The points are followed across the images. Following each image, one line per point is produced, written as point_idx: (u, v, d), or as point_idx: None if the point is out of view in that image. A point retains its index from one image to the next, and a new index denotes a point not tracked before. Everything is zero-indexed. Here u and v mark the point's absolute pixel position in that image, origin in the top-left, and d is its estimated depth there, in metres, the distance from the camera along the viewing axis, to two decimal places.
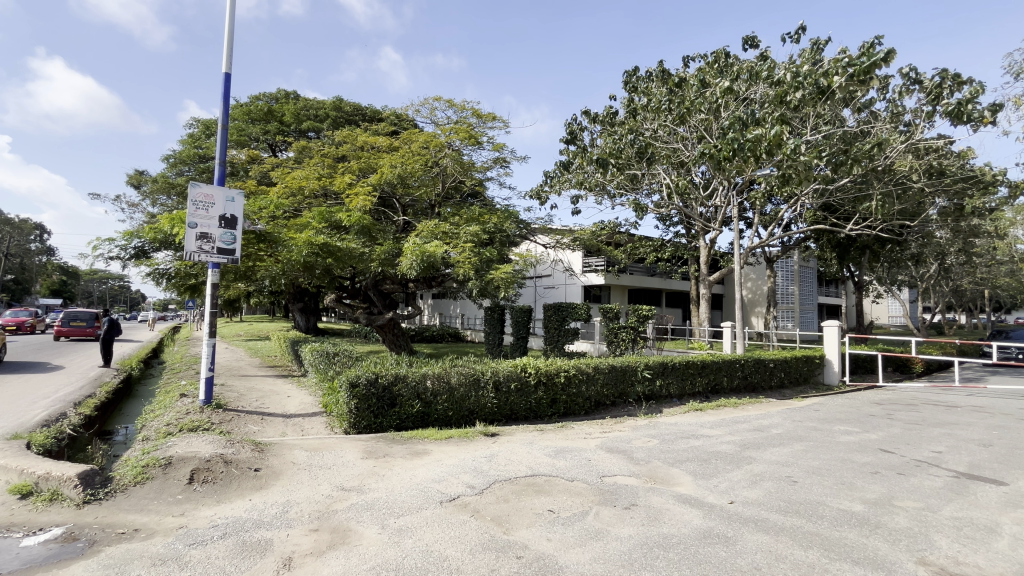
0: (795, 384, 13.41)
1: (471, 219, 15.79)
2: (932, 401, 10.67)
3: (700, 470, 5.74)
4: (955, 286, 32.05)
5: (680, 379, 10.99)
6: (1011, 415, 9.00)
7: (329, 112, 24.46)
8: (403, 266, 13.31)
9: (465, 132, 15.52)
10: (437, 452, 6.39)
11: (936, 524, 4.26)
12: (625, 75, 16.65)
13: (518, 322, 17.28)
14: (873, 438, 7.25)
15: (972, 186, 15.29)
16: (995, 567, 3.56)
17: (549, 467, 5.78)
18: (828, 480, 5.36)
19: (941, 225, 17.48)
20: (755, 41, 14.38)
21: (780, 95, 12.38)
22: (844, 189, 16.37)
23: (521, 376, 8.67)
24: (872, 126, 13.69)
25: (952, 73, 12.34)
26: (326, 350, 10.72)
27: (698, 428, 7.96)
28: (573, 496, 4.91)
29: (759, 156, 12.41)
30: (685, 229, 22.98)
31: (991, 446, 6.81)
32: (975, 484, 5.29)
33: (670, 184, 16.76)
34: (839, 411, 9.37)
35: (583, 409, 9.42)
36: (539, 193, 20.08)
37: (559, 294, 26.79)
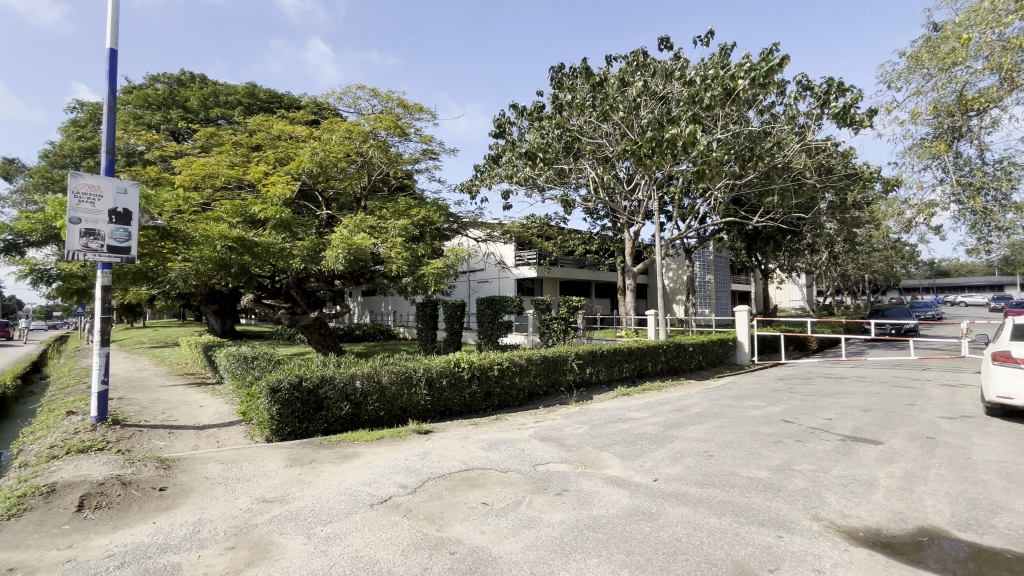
0: (711, 365, 14.47)
1: (398, 212, 15.37)
2: (825, 374, 11.98)
3: (627, 452, 6.02)
4: (842, 271, 36.17)
5: (608, 365, 11.46)
6: (887, 383, 10.31)
7: (241, 98, 22.72)
8: (329, 261, 12.69)
9: (391, 122, 15.01)
10: (368, 454, 6.18)
11: (827, 483, 4.78)
12: (551, 71, 16.98)
13: (451, 316, 17.13)
14: (777, 410, 8.01)
15: (854, 182, 17.25)
16: (874, 517, 4.06)
17: (484, 460, 5.81)
18: (738, 452, 5.84)
19: (830, 218, 19.31)
20: (670, 42, 15.20)
21: (692, 95, 13.23)
22: (750, 185, 17.84)
23: (455, 370, 8.62)
24: (773, 126, 14.91)
25: (836, 81, 13.78)
26: (244, 354, 10.01)
27: (625, 412, 8.37)
28: (507, 486, 4.96)
29: (676, 153, 13.20)
30: (611, 222, 23.97)
31: (870, 411, 7.77)
32: (858, 445, 6.02)
33: (596, 178, 17.29)
34: (749, 388, 10.24)
35: (516, 401, 9.55)
36: (469, 187, 20.02)
37: (493, 288, 26.97)
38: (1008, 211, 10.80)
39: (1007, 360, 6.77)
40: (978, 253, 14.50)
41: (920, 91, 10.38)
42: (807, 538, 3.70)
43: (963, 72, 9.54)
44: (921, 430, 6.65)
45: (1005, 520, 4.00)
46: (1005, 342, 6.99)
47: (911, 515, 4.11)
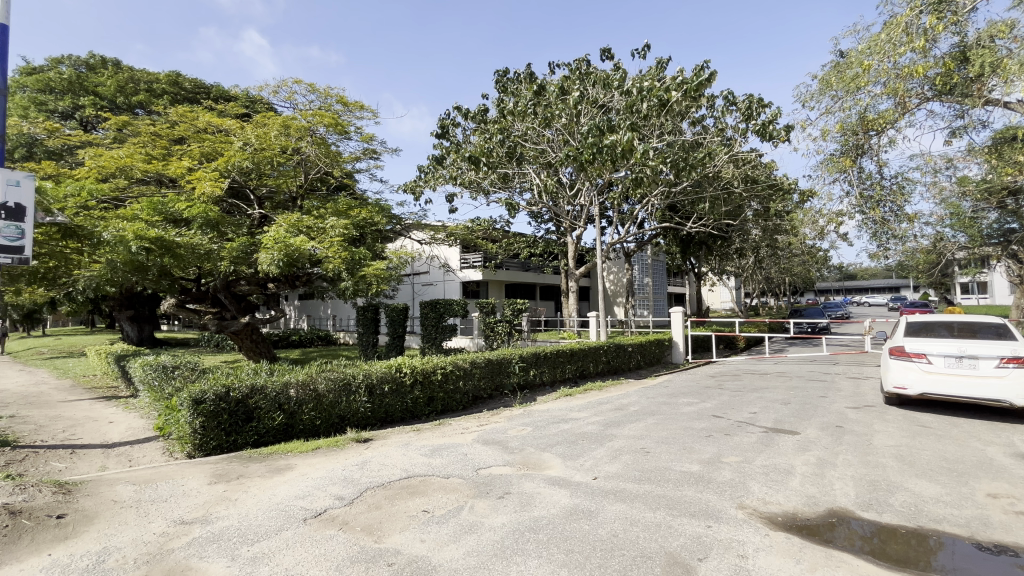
0: (649, 365, 15.09)
1: (336, 212, 14.81)
2: (750, 371, 12.84)
3: (568, 452, 6.12)
4: (766, 275, 38.96)
5: (551, 367, 11.65)
6: (804, 377, 11.21)
7: (162, 87, 21.05)
8: (261, 263, 11.99)
9: (330, 119, 14.43)
10: (302, 466, 5.88)
11: (752, 473, 5.11)
12: (495, 75, 17.09)
13: (393, 320, 16.72)
14: (708, 406, 8.47)
15: (775, 192, 18.64)
16: (791, 502, 4.38)
17: (425, 466, 5.69)
18: (672, 447, 6.11)
19: (755, 225, 20.75)
20: (610, 53, 15.73)
21: (630, 105, 13.79)
22: (684, 193, 18.81)
23: (396, 376, 8.41)
24: (704, 138, 15.82)
25: (758, 98, 14.87)
26: (162, 363, 9.22)
27: (568, 412, 8.53)
28: (448, 492, 4.89)
29: (615, 160, 13.68)
30: (555, 226, 24.42)
31: (789, 404, 8.40)
32: (779, 436, 6.49)
33: (540, 182, 17.55)
34: (683, 386, 10.77)
35: (460, 405, 9.47)
36: (413, 188, 19.69)
37: (438, 291, 26.72)
38: (902, 221, 12.09)
39: (902, 354, 7.57)
40: (879, 258, 16.13)
41: (829, 110, 11.41)
42: (732, 527, 3.92)
43: (865, 96, 10.59)
44: (832, 419, 7.27)
45: (900, 498, 4.45)
46: (900, 338, 7.81)
47: (823, 499, 4.47)
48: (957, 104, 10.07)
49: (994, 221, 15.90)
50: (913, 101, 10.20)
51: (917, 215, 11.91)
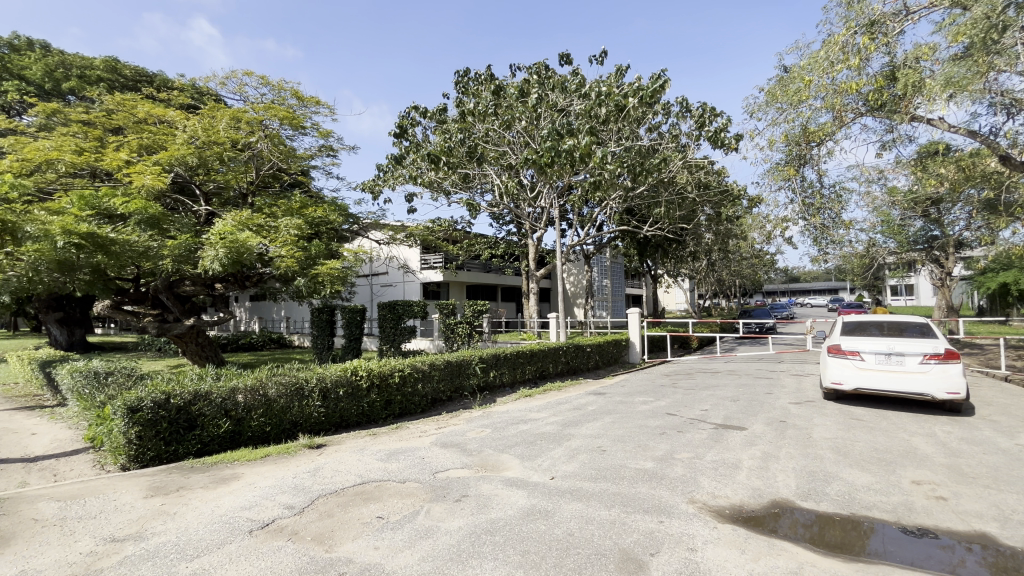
0: (607, 365, 15.39)
1: (289, 210, 14.28)
2: (703, 369, 13.33)
3: (526, 453, 6.14)
4: (718, 277, 40.63)
5: (511, 368, 11.68)
6: (752, 375, 11.74)
7: (98, 73, 19.66)
8: (207, 262, 11.40)
9: (284, 113, 13.89)
10: (249, 475, 5.61)
11: (702, 468, 5.29)
12: (456, 75, 17.00)
13: (350, 322, 16.27)
14: (662, 404, 8.72)
15: (726, 198, 19.47)
16: (737, 495, 4.57)
17: (381, 471, 5.56)
18: (628, 445, 6.25)
19: (708, 229, 21.58)
20: (569, 58, 15.96)
21: (588, 109, 14.05)
22: (641, 197, 19.35)
23: (352, 379, 8.17)
24: (660, 144, 16.33)
25: (710, 107, 15.48)
26: (94, 369, 8.58)
27: (527, 413, 8.56)
28: (404, 497, 4.79)
29: (574, 163, 13.89)
30: (516, 227, 24.52)
31: (738, 401, 8.77)
32: (728, 432, 6.76)
33: (501, 184, 17.59)
34: (639, 385, 11.05)
35: (418, 408, 9.32)
36: (371, 187, 19.28)
37: (397, 292, 26.29)
38: (840, 227, 12.90)
39: (839, 352, 8.07)
40: (819, 261, 17.14)
41: (775, 121, 12.03)
42: (683, 521, 4.04)
43: (806, 109, 11.23)
44: (776, 415, 7.65)
45: (836, 487, 4.73)
46: (837, 336, 8.32)
47: (767, 491, 4.68)
48: (887, 119, 10.85)
49: (919, 228, 17.24)
50: (849, 115, 10.90)
51: (852, 221, 12.73)
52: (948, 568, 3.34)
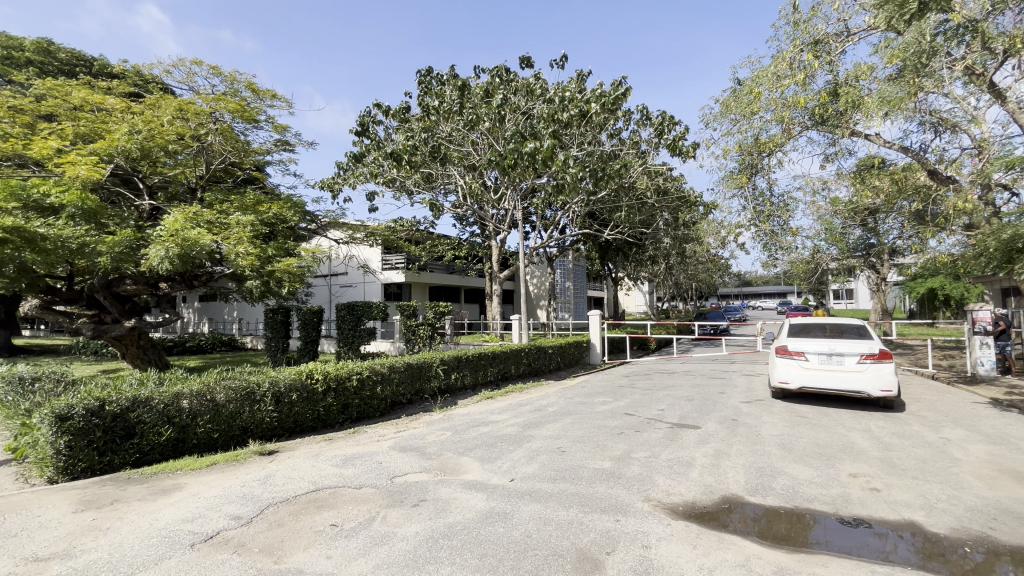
0: (568, 366, 15.57)
1: (242, 206, 13.68)
2: (660, 370, 13.70)
3: (486, 455, 6.12)
4: (676, 281, 41.92)
5: (473, 370, 11.62)
6: (706, 376, 12.16)
7: (28, 55, 18.23)
8: (151, 260, 10.77)
9: (238, 106, 13.32)
10: (193, 484, 5.31)
11: (658, 467, 5.42)
12: (419, 74, 16.81)
13: (307, 323, 15.75)
14: (621, 405, 8.89)
15: (684, 204, 20.11)
16: (690, 492, 4.71)
17: (336, 477, 5.39)
18: (587, 445, 6.33)
19: (666, 233, 22.23)
20: (531, 61, 16.07)
21: (552, 113, 14.20)
22: (602, 201, 19.74)
23: (307, 383, 7.90)
24: (621, 149, 16.70)
25: (669, 116, 15.97)
26: (18, 375, 7.91)
27: (488, 415, 8.54)
28: (360, 503, 4.66)
29: (537, 166, 14.00)
30: (479, 229, 24.46)
31: (692, 400, 9.07)
32: (682, 430, 6.97)
33: (464, 185, 17.51)
34: (599, 386, 11.23)
35: (377, 412, 9.12)
36: (330, 184, 18.75)
37: (357, 293, 25.67)
38: (787, 234, 13.58)
39: (785, 352, 8.49)
40: (769, 266, 17.98)
41: (729, 131, 12.54)
42: (638, 519, 4.12)
43: (758, 120, 11.77)
44: (728, 413, 7.95)
45: (781, 482, 4.95)
46: (784, 337, 8.75)
47: (718, 487, 4.85)
48: (830, 133, 11.52)
49: (858, 237, 18.41)
50: (796, 128, 11.51)
51: (799, 229, 13.43)
52: (881, 555, 3.55)
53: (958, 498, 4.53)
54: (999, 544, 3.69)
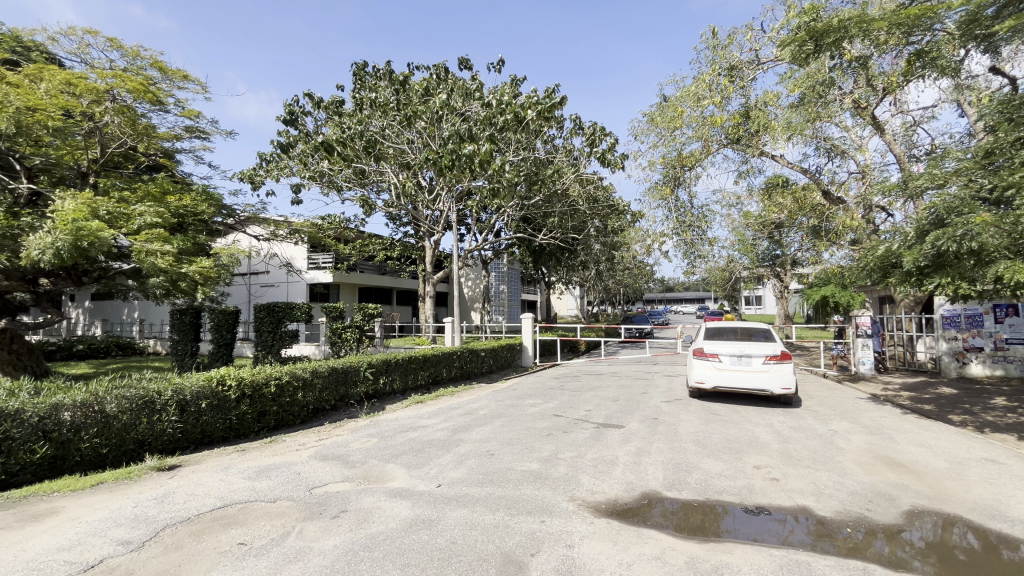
0: (500, 369, 15.63)
1: (146, 196, 12.39)
2: (588, 372, 14.12)
3: (413, 461, 5.96)
4: (605, 286, 43.57)
5: (402, 374, 11.32)
6: (631, 377, 12.71)
7: None
8: (29, 253, 9.43)
9: (141, 85, 12.05)
10: (74, 508, 4.69)
11: (583, 466, 5.57)
12: (353, 66, 16.20)
13: (219, 325, 14.54)
14: (550, 406, 9.05)
15: (613, 212, 20.95)
16: (613, 490, 4.88)
17: (247, 491, 5.00)
18: (515, 448, 6.36)
19: (596, 240, 23.03)
20: (470, 64, 16.06)
21: (489, 117, 14.22)
22: (536, 206, 20.08)
23: (218, 390, 7.27)
24: (555, 156, 17.09)
25: (600, 127, 16.60)
26: None
27: (417, 420, 8.34)
28: (273, 518, 4.35)
29: (473, 168, 13.95)
30: (413, 229, 23.95)
31: (617, 400, 9.43)
32: (608, 430, 7.22)
33: (398, 183, 17.06)
34: (530, 388, 11.36)
35: (298, 419, 8.61)
36: (251, 176, 17.50)
37: (280, 293, 24.24)
38: (706, 243, 14.58)
39: (701, 354, 9.08)
40: (689, 274, 19.20)
41: (655, 145, 13.23)
42: (563, 519, 4.20)
43: (681, 136, 12.56)
44: (649, 412, 8.35)
45: (695, 476, 5.27)
46: (701, 340, 9.36)
47: (638, 484, 5.06)
48: (743, 152, 12.54)
49: (765, 248, 20.16)
50: (714, 146, 12.42)
51: (715, 239, 14.48)
52: (780, 539, 3.88)
53: (842, 484, 5.06)
54: (875, 523, 4.17)
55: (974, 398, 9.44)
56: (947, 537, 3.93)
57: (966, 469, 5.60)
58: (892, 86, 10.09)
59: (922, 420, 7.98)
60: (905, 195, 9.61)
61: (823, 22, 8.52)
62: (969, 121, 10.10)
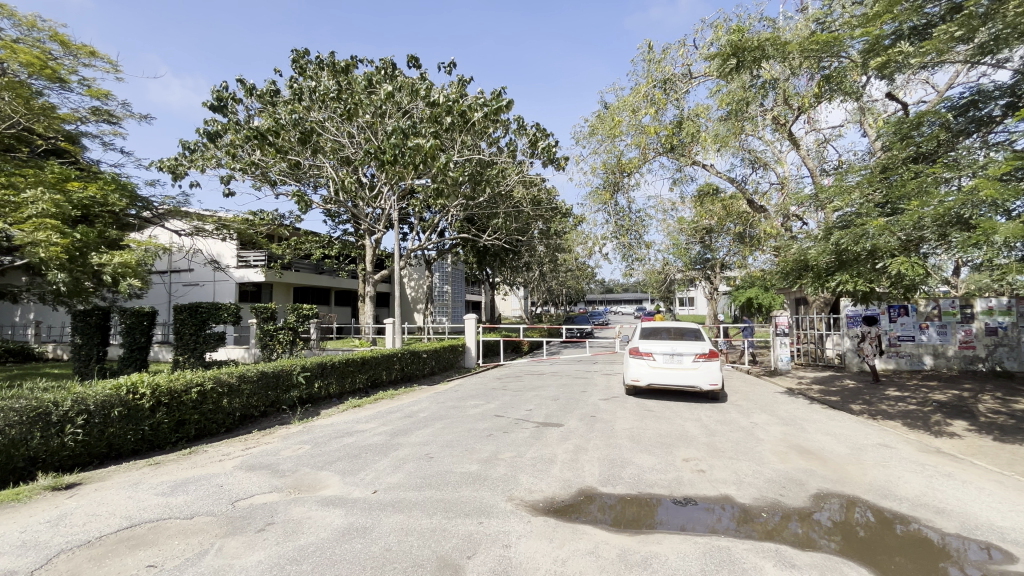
0: (442, 370, 15.45)
1: (42, 182, 11.08)
2: (531, 372, 14.28)
3: (348, 467, 5.75)
4: (548, 287, 44.27)
5: (339, 377, 10.89)
6: (571, 376, 13.01)
7: None
8: None
9: (39, 60, 10.81)
10: None
11: (522, 466, 5.61)
12: (292, 53, 15.43)
13: (132, 328, 13.30)
14: (492, 407, 9.05)
15: (556, 215, 21.36)
16: (551, 488, 4.95)
17: (159, 509, 4.59)
18: (454, 450, 6.30)
19: (540, 241, 23.37)
20: (417, 61, 15.74)
21: (434, 114, 14.03)
22: (480, 207, 20.05)
23: (129, 399, 6.61)
24: (500, 157, 17.16)
25: (544, 129, 16.88)
26: None
27: (354, 424, 8.06)
28: (189, 536, 4.02)
29: (417, 165, 13.66)
30: (353, 227, 23.17)
31: (557, 399, 9.59)
32: (547, 429, 7.33)
33: (336, 179, 16.41)
34: (472, 389, 11.31)
35: (222, 427, 8.05)
36: (171, 165, 16.16)
37: (205, 293, 22.61)
38: (642, 246, 15.19)
39: (637, 353, 9.44)
40: (627, 275, 19.92)
41: (596, 150, 13.62)
42: (501, 519, 4.21)
43: (620, 144, 13.02)
44: (588, 411, 8.57)
45: (629, 471, 5.46)
46: (637, 340, 9.73)
47: (575, 481, 5.17)
48: (676, 161, 13.22)
49: (696, 252, 21.33)
50: (650, 154, 12.98)
51: (651, 243, 15.13)
52: (707, 527, 4.10)
53: (760, 472, 5.45)
54: (788, 507, 4.51)
55: (872, 390, 10.48)
56: (849, 517, 4.32)
57: (864, 454, 6.20)
58: (805, 106, 11.00)
59: (828, 411, 8.76)
60: (816, 205, 10.51)
61: (746, 41, 9.12)
62: (870, 141, 11.26)
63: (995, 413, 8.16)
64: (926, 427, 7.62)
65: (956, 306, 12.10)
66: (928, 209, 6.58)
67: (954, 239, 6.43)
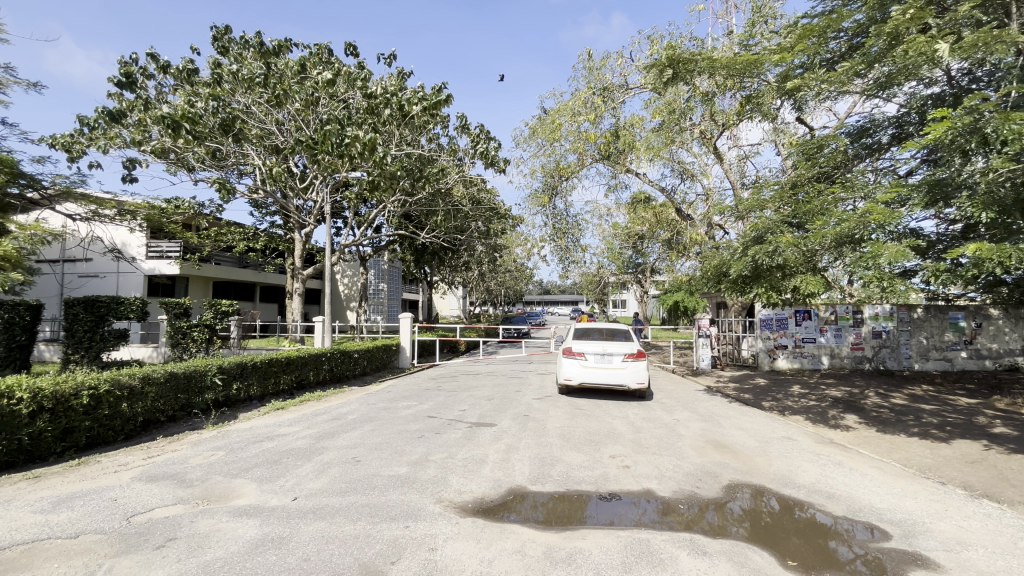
0: (375, 371, 14.96)
1: None
2: (466, 372, 14.17)
3: (267, 474, 5.39)
4: (487, 287, 44.30)
5: (261, 378, 10.23)
6: (506, 376, 13.07)
7: None
8: None
9: None
10: None
11: (452, 467, 5.54)
12: (211, 29, 14.31)
13: (9, 324, 11.69)
14: (424, 408, 8.87)
15: (496, 216, 21.39)
16: (481, 488, 4.93)
17: (35, 529, 4.04)
18: (383, 452, 6.11)
19: (479, 240, 23.32)
20: (355, 49, 15.13)
21: (371, 106, 13.55)
22: (419, 204, 19.65)
23: (3, 405, 5.77)
24: (440, 155, 16.93)
25: (486, 130, 16.87)
26: None
27: (275, 428, 7.59)
28: (71, 558, 3.57)
29: (352, 157, 13.09)
30: (281, 219, 21.90)
31: (491, 399, 9.58)
32: (480, 429, 7.29)
33: (263, 168, 15.41)
34: (404, 389, 11.04)
35: (120, 435, 7.27)
36: (66, 142, 14.41)
37: (107, 285, 20.43)
38: (579, 250, 15.53)
39: (570, 353, 9.67)
40: (565, 278, 20.33)
41: (537, 154, 13.79)
42: (428, 522, 4.12)
43: (559, 147, 13.26)
44: (521, 410, 8.63)
45: (558, 469, 5.56)
46: (569, 340, 9.96)
47: (505, 480, 5.19)
48: (612, 168, 13.69)
49: (629, 257, 22.18)
50: (588, 160, 13.34)
51: (586, 246, 15.54)
52: (630, 520, 4.26)
53: (680, 466, 5.75)
54: (704, 498, 4.80)
55: (779, 388, 11.43)
56: (757, 505, 4.67)
57: (770, 446, 6.74)
58: (728, 123, 11.85)
59: (742, 407, 9.44)
60: (735, 216, 11.29)
61: (679, 53, 9.65)
62: (783, 159, 12.29)
63: (878, 407, 9.19)
64: (823, 420, 8.43)
65: (850, 312, 13.53)
66: (829, 226, 7.30)
67: (848, 256, 7.19)
